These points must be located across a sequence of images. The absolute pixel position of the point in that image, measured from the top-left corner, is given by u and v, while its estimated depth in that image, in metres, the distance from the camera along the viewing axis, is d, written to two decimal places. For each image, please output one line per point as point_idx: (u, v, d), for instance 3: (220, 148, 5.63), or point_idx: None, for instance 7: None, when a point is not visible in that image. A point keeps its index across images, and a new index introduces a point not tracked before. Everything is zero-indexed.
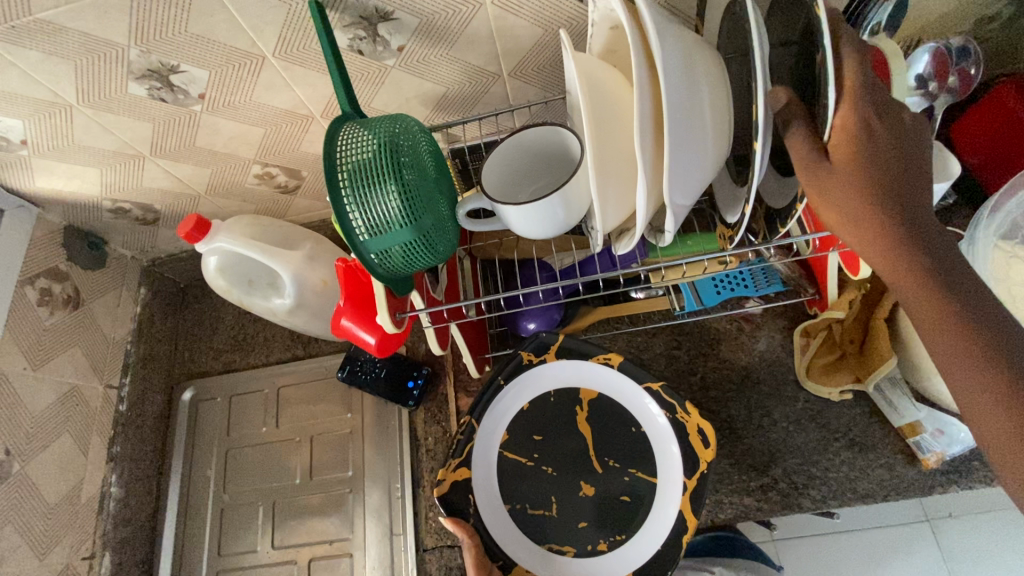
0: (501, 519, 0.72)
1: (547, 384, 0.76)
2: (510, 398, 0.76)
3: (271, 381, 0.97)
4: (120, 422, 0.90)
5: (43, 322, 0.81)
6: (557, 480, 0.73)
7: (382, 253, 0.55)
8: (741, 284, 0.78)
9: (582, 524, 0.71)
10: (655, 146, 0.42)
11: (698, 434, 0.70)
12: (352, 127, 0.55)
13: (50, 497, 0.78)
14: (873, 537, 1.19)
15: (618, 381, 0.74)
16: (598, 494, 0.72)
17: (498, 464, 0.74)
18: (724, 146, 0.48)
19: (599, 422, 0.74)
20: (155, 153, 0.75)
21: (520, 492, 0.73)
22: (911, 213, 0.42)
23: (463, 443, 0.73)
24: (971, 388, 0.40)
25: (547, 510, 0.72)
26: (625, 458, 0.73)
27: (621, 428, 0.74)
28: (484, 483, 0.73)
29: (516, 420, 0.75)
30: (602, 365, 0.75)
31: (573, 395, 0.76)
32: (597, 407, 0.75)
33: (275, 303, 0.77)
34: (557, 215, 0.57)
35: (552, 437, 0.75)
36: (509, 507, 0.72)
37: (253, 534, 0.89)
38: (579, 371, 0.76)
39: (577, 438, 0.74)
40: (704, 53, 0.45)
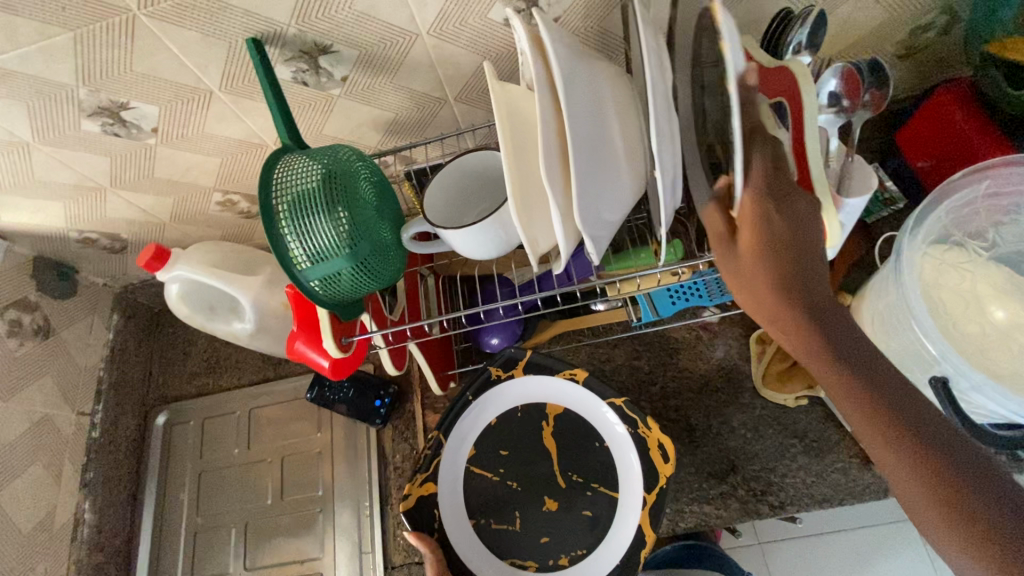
0: (465, 534, 0.72)
1: (514, 400, 0.77)
2: (477, 414, 0.76)
3: (243, 403, 0.99)
4: (93, 448, 0.92)
5: (14, 353, 0.82)
6: (521, 495, 0.74)
7: (324, 280, 0.57)
8: (696, 294, 0.80)
9: (545, 539, 0.72)
10: (566, 175, 0.44)
11: (658, 448, 0.70)
12: (291, 159, 0.57)
13: (22, 526, 0.79)
14: (851, 539, 1.19)
15: (582, 397, 0.75)
16: (561, 508, 0.73)
17: (464, 479, 0.75)
18: (639, 172, 0.50)
19: (564, 438, 0.75)
20: (115, 185, 0.77)
21: (484, 506, 0.74)
22: (807, 297, 0.46)
23: (430, 458, 0.74)
24: (891, 460, 0.42)
25: (510, 524, 0.73)
26: (587, 473, 0.73)
27: (584, 443, 0.74)
28: (450, 499, 0.73)
29: (483, 436, 0.76)
30: (568, 380, 0.75)
31: (540, 410, 0.76)
32: (563, 422, 0.76)
33: (236, 327, 0.79)
34: (498, 236, 0.59)
35: (518, 452, 0.76)
36: (473, 522, 0.73)
37: (225, 556, 0.90)
38: (545, 387, 0.76)
39: (544, 455, 0.75)
40: (609, 86, 0.47)
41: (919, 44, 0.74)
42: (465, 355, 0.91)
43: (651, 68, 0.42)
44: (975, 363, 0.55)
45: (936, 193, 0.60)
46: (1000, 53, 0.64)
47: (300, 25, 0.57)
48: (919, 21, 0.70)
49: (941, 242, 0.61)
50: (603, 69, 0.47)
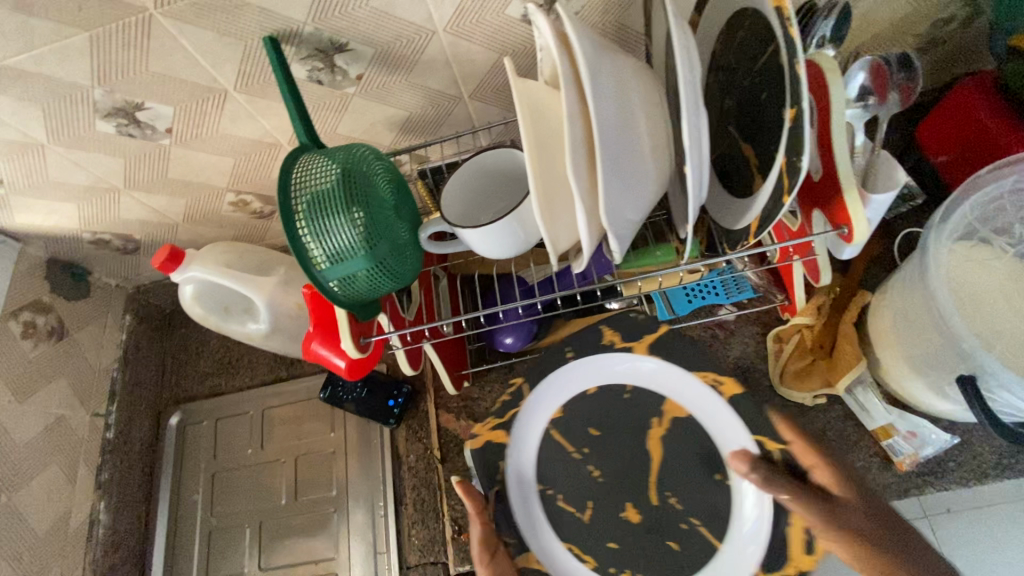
0: (527, 503, 0.66)
1: (625, 375, 0.68)
2: (581, 373, 0.69)
3: (256, 403, 0.99)
4: (107, 449, 0.92)
5: (28, 354, 0.82)
6: (602, 484, 0.67)
7: (342, 281, 0.56)
8: (712, 292, 0.80)
9: (610, 544, 0.65)
10: (591, 173, 0.44)
11: (804, 536, 0.58)
12: (309, 158, 0.56)
13: (39, 527, 0.79)
14: None
15: (718, 411, 0.64)
16: (646, 520, 0.65)
17: (544, 440, 0.68)
18: (665, 170, 0.49)
19: (680, 451, 0.65)
20: (129, 186, 0.77)
21: (558, 478, 0.67)
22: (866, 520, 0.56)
23: (509, 406, 0.69)
24: None
25: (580, 511, 0.66)
26: (691, 504, 0.64)
27: (704, 471, 0.64)
28: (518, 458, 0.68)
29: (580, 406, 0.69)
30: (707, 387, 0.65)
31: (656, 404, 0.67)
32: (678, 425, 0.66)
33: (251, 327, 0.78)
34: (516, 235, 0.58)
35: (611, 431, 0.68)
36: (540, 491, 0.67)
37: (240, 556, 0.90)
38: (677, 386, 0.67)
39: (650, 455, 0.67)
40: (635, 82, 0.46)
41: (940, 37, 0.73)
42: (478, 355, 0.91)
43: (682, 63, 0.41)
44: (1005, 360, 0.54)
45: (962, 188, 0.58)
46: None
47: (317, 24, 0.56)
48: (941, 13, 0.69)
49: (967, 238, 0.59)
50: (628, 65, 0.47)
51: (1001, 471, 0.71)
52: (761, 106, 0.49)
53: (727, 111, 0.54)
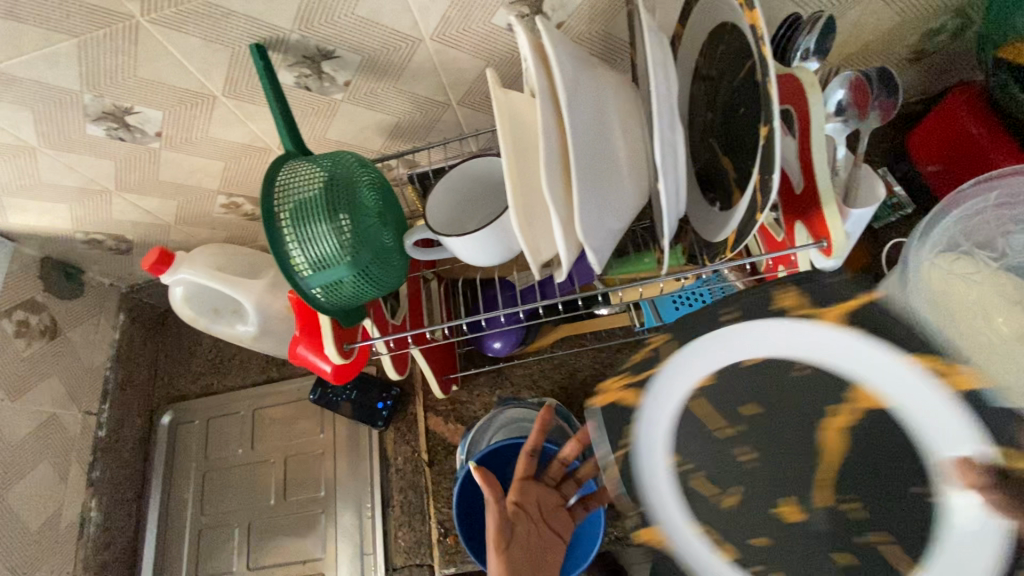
0: (658, 483, 0.46)
1: (828, 348, 0.47)
2: (749, 338, 0.48)
3: (247, 403, 0.99)
4: (99, 447, 0.92)
5: (21, 353, 0.83)
6: (757, 472, 0.46)
7: (326, 288, 0.57)
8: (699, 301, 0.80)
9: (756, 540, 0.43)
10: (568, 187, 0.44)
11: None
12: (294, 165, 0.57)
13: (31, 524, 0.80)
14: None
15: (930, 401, 0.42)
16: (824, 529, 0.43)
17: (686, 407, 0.48)
18: (644, 184, 0.49)
19: (875, 442, 0.43)
20: (120, 188, 0.77)
21: (696, 449, 0.47)
22: None
23: (652, 361, 0.51)
24: None
25: (718, 491, 0.45)
26: (881, 511, 0.42)
27: (897, 473, 0.42)
28: (654, 421, 0.48)
29: (735, 372, 0.49)
30: (923, 374, 0.44)
31: (840, 384, 0.46)
32: (870, 419, 0.44)
33: (240, 329, 0.79)
34: (499, 245, 0.58)
35: (775, 406, 0.47)
36: (674, 463, 0.47)
37: (229, 555, 0.91)
38: (873, 366, 0.45)
39: (841, 451, 0.44)
40: (612, 98, 0.47)
41: (931, 47, 0.73)
42: (467, 358, 0.91)
43: (657, 81, 0.42)
44: None
45: (947, 201, 0.60)
46: (1014, 58, 0.62)
47: (304, 31, 0.57)
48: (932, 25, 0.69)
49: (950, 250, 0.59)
50: (606, 80, 0.47)
51: None
52: (740, 121, 0.49)
53: (709, 124, 0.55)
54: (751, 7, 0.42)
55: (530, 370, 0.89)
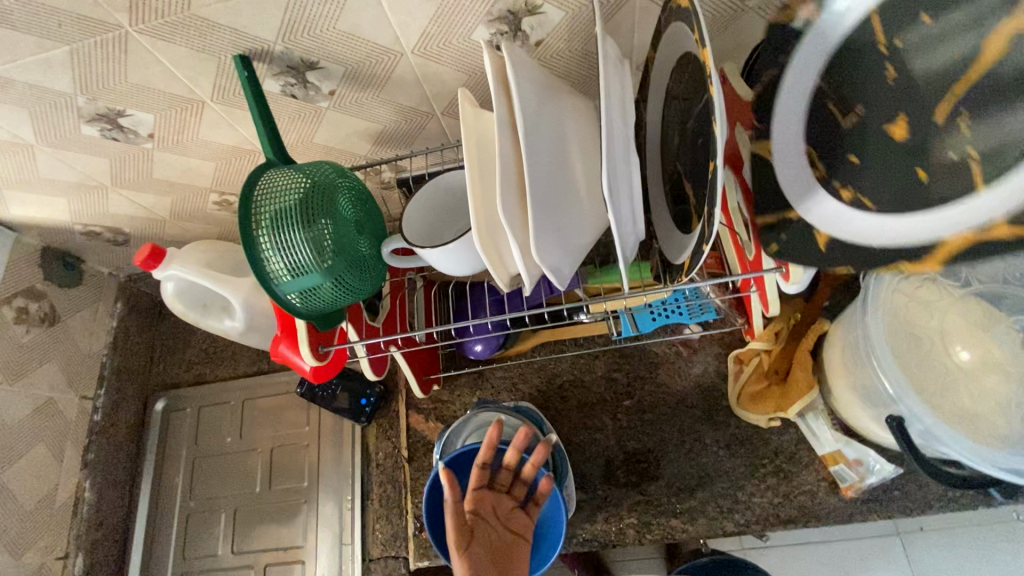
0: (795, 116, 0.54)
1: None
2: None
3: (238, 393, 1.03)
4: (94, 431, 0.96)
5: (20, 339, 0.86)
6: (900, 91, 0.49)
7: (302, 294, 0.59)
8: (676, 312, 0.81)
9: (920, 172, 0.49)
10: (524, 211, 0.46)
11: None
12: (274, 173, 0.59)
13: (26, 502, 0.84)
14: (848, 547, 1.06)
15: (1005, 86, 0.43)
16: (920, 143, 0.49)
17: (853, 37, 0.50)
18: (603, 208, 0.51)
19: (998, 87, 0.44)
20: (116, 184, 0.80)
21: (853, 85, 0.51)
22: None
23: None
24: None
25: (840, 115, 0.53)
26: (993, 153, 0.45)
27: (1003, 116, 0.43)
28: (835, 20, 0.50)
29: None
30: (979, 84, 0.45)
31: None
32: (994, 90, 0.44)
33: (227, 325, 0.82)
34: (471, 257, 0.60)
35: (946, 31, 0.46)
36: (816, 95, 0.53)
37: (215, 539, 0.94)
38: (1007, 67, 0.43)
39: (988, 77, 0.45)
40: (573, 125, 0.49)
41: None
42: (450, 359, 0.94)
43: (611, 114, 0.44)
44: (939, 398, 0.55)
45: None
46: None
47: (287, 43, 0.58)
48: None
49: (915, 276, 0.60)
50: (568, 108, 0.49)
51: (945, 503, 0.73)
52: (700, 149, 0.50)
53: (676, 148, 0.56)
54: (704, 44, 0.43)
55: (510, 373, 0.91)
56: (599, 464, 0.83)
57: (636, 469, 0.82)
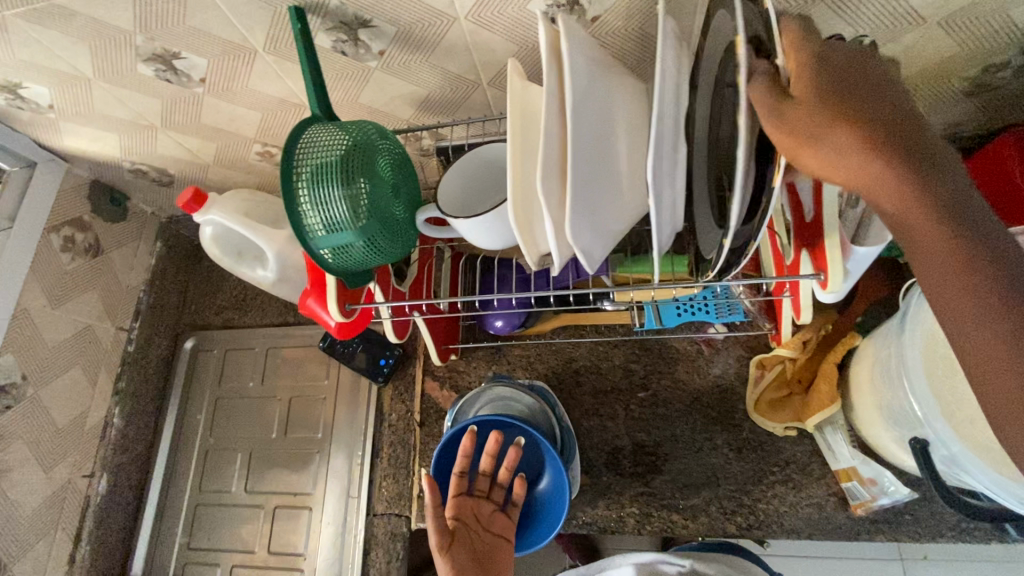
0: None
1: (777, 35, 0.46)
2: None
3: (264, 341, 1.06)
4: (127, 360, 1.00)
5: (65, 266, 0.90)
6: None
7: (334, 251, 0.59)
8: (702, 310, 0.80)
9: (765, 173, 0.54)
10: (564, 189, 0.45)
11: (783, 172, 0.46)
12: (318, 128, 0.59)
13: (60, 420, 0.89)
14: (847, 567, 1.05)
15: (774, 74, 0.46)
16: None
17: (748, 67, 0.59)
18: (642, 195, 0.50)
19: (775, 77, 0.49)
20: (165, 125, 0.82)
21: None
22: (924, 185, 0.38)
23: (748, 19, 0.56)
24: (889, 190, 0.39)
25: None
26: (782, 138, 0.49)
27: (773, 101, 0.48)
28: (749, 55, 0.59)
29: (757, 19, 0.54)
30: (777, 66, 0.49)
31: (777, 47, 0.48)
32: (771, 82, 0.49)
33: (259, 274, 0.84)
34: (502, 232, 0.59)
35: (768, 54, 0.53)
36: None
37: (230, 476, 0.99)
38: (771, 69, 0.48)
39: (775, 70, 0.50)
40: (622, 106, 0.47)
41: (990, 82, 0.69)
42: (470, 331, 0.95)
43: (662, 96, 0.42)
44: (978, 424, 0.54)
45: None
46: None
47: None
48: (996, 58, 0.65)
49: None
50: (619, 87, 0.47)
51: (957, 533, 0.71)
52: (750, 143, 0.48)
53: (721, 141, 0.55)
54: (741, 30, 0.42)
55: (527, 352, 0.91)
56: (607, 451, 0.84)
57: (642, 461, 0.82)
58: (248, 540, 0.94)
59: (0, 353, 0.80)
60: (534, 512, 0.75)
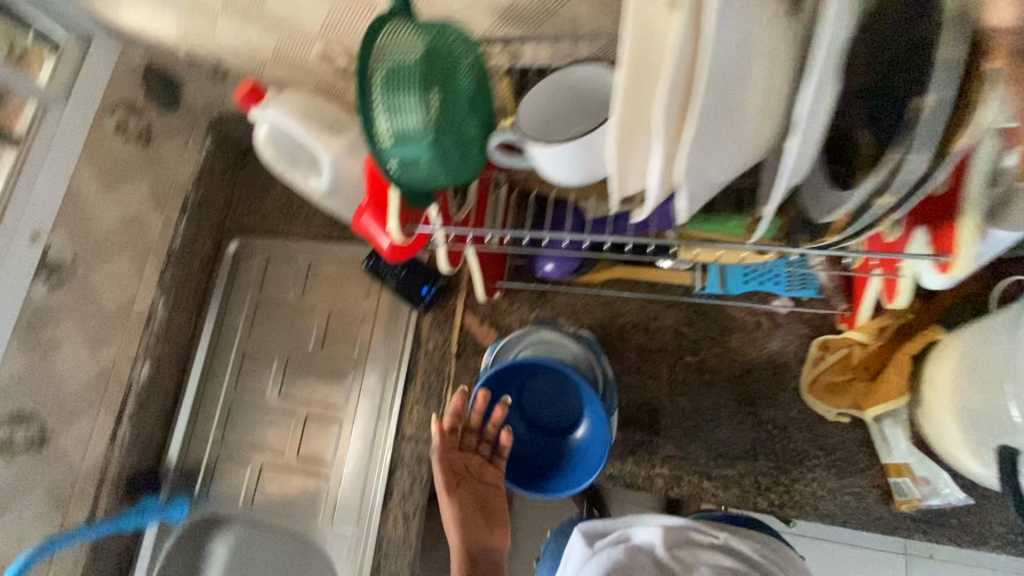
0: None
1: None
2: None
3: (306, 253, 1.05)
4: (173, 255, 1.00)
5: (116, 151, 0.88)
6: None
7: (401, 164, 0.55)
8: (772, 281, 0.75)
9: None
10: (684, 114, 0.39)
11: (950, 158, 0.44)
12: (395, 28, 0.53)
13: (107, 304, 0.90)
14: (853, 554, 1.04)
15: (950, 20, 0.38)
16: None
17: None
18: (767, 134, 0.43)
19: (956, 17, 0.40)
20: (226, 9, 0.76)
21: None
22: None
23: None
24: None
25: None
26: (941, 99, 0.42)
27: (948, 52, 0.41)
28: None
29: None
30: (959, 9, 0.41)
31: None
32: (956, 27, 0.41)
33: (312, 183, 0.81)
34: (581, 167, 0.54)
35: None
36: None
37: (266, 380, 1.00)
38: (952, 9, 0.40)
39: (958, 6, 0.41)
40: (769, 23, 0.38)
41: None
42: (516, 271, 0.91)
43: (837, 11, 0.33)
44: None
45: None
46: None
47: None
48: None
49: None
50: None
51: (1002, 544, 0.69)
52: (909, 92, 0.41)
53: (860, 88, 0.47)
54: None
55: (574, 300, 0.88)
56: (645, 410, 0.82)
57: (680, 425, 0.80)
58: (279, 443, 0.97)
59: (52, 231, 0.80)
60: (564, 460, 0.74)
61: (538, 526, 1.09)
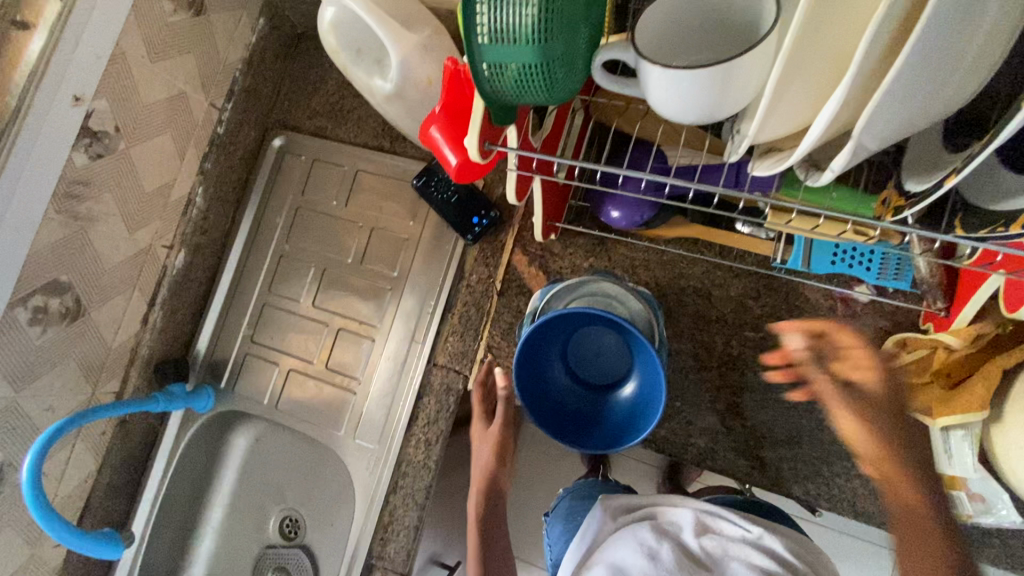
0: None
1: None
2: None
3: (353, 161, 0.99)
4: (215, 142, 0.95)
5: (167, 18, 0.80)
6: None
7: (495, 68, 0.46)
8: (864, 265, 0.70)
9: None
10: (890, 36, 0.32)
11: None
12: None
13: (147, 185, 0.86)
14: (847, 544, 1.02)
15: None
16: None
17: None
18: (968, 90, 0.35)
19: None
20: None
21: None
22: None
23: None
24: None
25: None
26: None
27: None
28: None
29: None
30: None
31: None
32: None
33: (376, 82, 0.73)
34: (708, 100, 0.43)
35: None
36: None
37: (300, 286, 0.98)
38: None
39: None
40: None
41: None
42: (577, 216, 0.85)
43: None
44: None
45: None
46: None
47: None
48: None
49: None
50: None
51: None
52: None
53: None
54: None
55: (634, 255, 0.82)
56: (691, 379, 0.78)
57: (726, 399, 0.76)
58: (307, 350, 0.96)
59: (95, 96, 0.74)
60: (608, 417, 0.72)
61: (550, 469, 1.10)
